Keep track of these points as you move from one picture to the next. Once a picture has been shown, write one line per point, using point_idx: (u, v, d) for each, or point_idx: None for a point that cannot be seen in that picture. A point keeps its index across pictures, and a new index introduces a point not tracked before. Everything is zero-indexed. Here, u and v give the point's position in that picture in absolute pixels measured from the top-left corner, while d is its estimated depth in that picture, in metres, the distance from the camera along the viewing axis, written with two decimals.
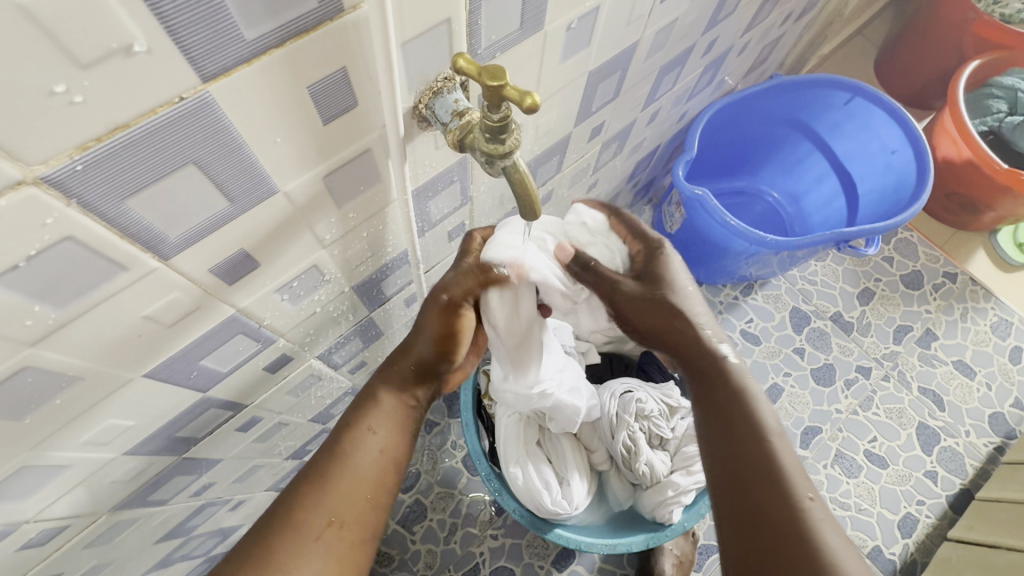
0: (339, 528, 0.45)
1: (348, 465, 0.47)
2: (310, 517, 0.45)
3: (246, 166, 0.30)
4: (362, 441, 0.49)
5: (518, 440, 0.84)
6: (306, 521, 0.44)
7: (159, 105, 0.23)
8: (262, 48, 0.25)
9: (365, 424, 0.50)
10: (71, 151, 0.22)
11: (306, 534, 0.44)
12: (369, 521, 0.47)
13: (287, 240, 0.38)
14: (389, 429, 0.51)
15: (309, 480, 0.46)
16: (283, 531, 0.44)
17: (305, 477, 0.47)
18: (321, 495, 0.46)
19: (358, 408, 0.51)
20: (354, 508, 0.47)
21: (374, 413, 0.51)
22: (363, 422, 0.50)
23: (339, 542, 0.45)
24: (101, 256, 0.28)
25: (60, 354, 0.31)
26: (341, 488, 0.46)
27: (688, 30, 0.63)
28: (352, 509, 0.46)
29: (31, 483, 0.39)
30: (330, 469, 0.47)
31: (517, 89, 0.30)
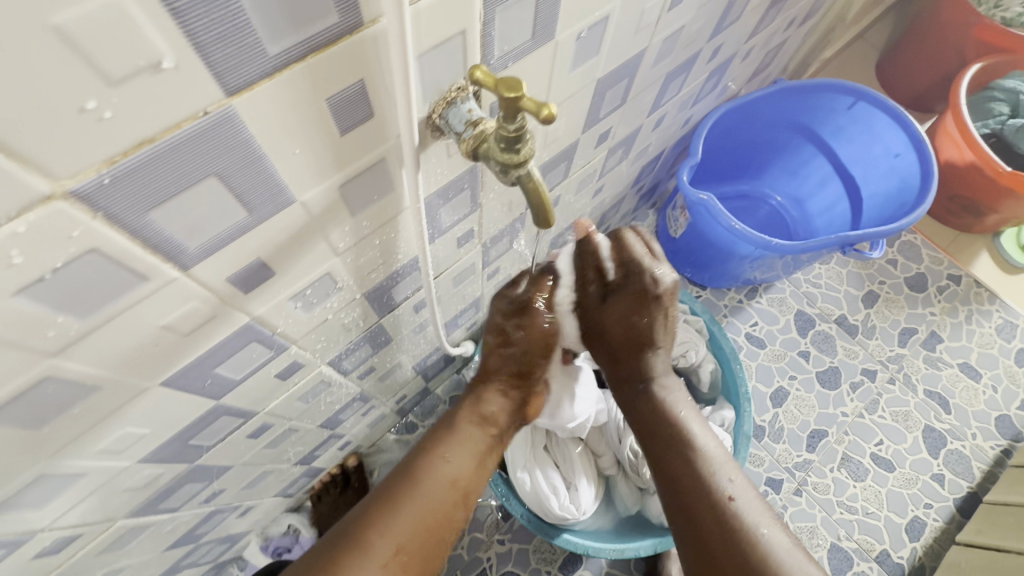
0: (403, 555, 0.48)
1: (422, 491, 0.51)
2: (380, 539, 0.48)
3: (265, 177, 0.30)
4: (437, 468, 0.53)
5: (525, 449, 0.84)
6: (376, 542, 0.47)
7: (184, 119, 0.24)
8: (284, 62, 0.25)
9: (441, 451, 0.55)
10: (99, 165, 0.23)
11: (375, 557, 0.47)
12: (430, 552, 0.50)
13: (303, 248, 0.38)
14: (460, 459, 0.55)
15: (384, 501, 0.50)
16: (354, 551, 0.46)
17: (382, 497, 0.50)
18: (392, 517, 0.49)
19: (433, 437, 0.56)
20: (418, 536, 0.49)
21: (450, 443, 0.56)
22: (440, 450, 0.55)
23: (400, 570, 0.48)
24: (124, 266, 0.28)
25: (80, 363, 0.32)
26: (412, 513, 0.50)
27: (694, 37, 0.64)
28: (418, 537, 0.49)
29: (48, 491, 0.40)
30: (404, 493, 0.51)
31: (534, 100, 0.30)
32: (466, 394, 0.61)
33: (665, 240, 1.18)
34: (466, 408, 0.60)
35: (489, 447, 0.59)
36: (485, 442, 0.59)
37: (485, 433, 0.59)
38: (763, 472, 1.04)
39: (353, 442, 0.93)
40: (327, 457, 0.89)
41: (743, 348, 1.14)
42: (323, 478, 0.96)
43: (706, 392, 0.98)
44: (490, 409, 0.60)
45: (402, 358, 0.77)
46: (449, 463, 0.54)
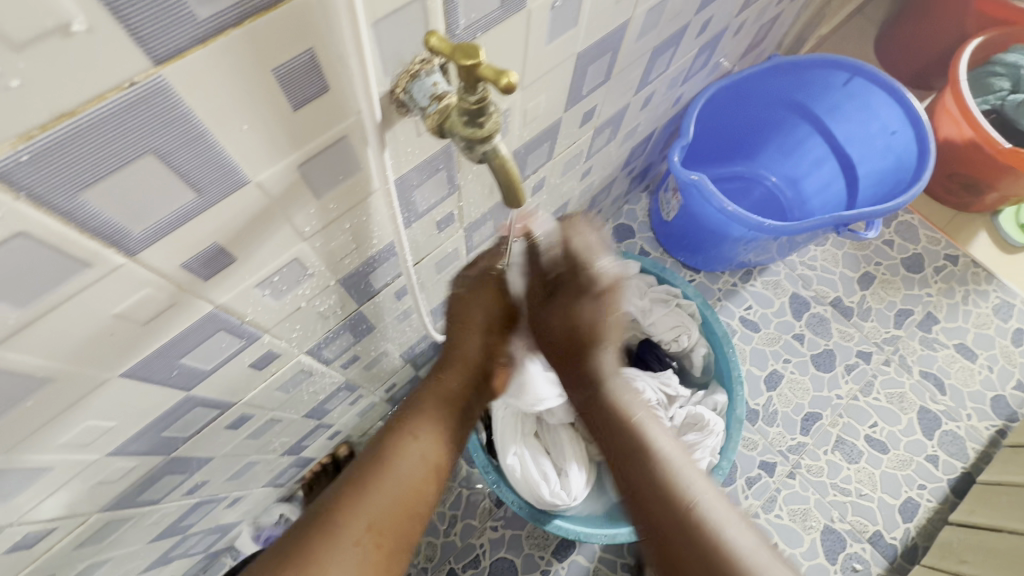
0: (376, 532, 0.49)
1: (393, 470, 0.51)
2: (352, 520, 0.48)
3: (211, 155, 0.28)
4: (409, 447, 0.53)
5: (511, 428, 0.84)
6: (346, 524, 0.47)
7: (108, 90, 0.22)
8: (218, 28, 0.23)
9: (411, 429, 0.55)
10: (15, 141, 0.21)
11: (346, 538, 0.47)
12: (406, 526, 0.51)
13: (265, 233, 0.37)
14: (431, 437, 0.55)
15: (353, 484, 0.50)
16: (325, 534, 0.46)
17: (351, 479, 0.50)
18: (363, 497, 0.49)
19: (409, 413, 0.56)
20: (391, 513, 0.50)
21: (420, 420, 0.56)
22: (408, 428, 0.54)
23: (374, 549, 0.48)
24: (60, 251, 0.26)
25: (26, 354, 0.30)
26: (384, 491, 0.50)
27: (681, 9, 0.61)
28: (392, 513, 0.50)
29: (11, 486, 0.39)
30: (375, 473, 0.51)
31: (493, 69, 0.28)
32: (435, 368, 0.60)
33: (658, 223, 1.16)
34: (429, 384, 0.59)
35: (457, 422, 0.59)
36: (452, 417, 0.59)
37: (454, 406, 0.59)
38: (757, 456, 1.04)
39: (343, 431, 0.92)
40: (317, 447, 0.88)
41: (737, 332, 1.13)
42: (313, 468, 0.95)
43: (698, 376, 0.97)
44: (454, 384, 0.60)
45: (388, 346, 0.75)
46: (419, 441, 0.54)
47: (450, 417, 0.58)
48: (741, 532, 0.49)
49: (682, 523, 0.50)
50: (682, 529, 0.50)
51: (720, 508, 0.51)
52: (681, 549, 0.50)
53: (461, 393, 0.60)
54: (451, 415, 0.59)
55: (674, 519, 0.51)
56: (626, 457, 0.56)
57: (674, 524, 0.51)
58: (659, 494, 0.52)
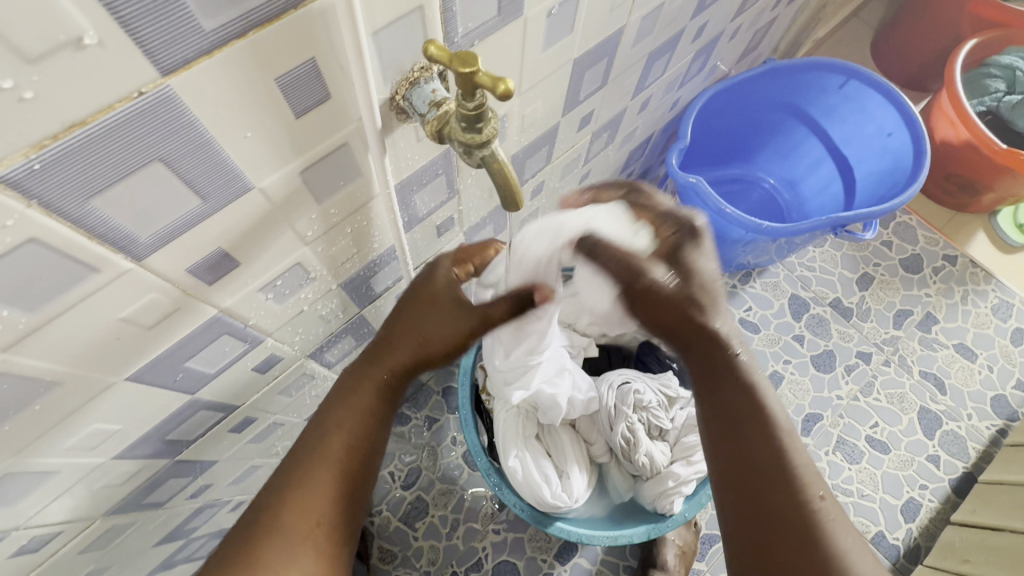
0: (322, 527, 0.48)
1: (325, 464, 0.49)
2: (293, 520, 0.47)
3: (216, 162, 0.29)
4: (332, 443, 0.50)
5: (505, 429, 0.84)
6: (288, 525, 0.47)
7: (117, 101, 0.23)
8: (224, 39, 0.24)
9: (337, 419, 0.51)
10: (28, 149, 0.22)
11: (292, 537, 0.46)
12: (350, 515, 0.50)
13: (268, 238, 0.37)
14: (361, 424, 0.52)
15: (285, 485, 0.48)
16: (266, 538, 0.46)
17: (284, 479, 0.49)
18: (299, 497, 0.48)
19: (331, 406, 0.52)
20: (333, 507, 0.49)
21: (347, 409, 0.52)
22: (335, 419, 0.51)
23: (323, 541, 0.48)
24: (70, 257, 0.27)
25: (35, 358, 0.31)
26: (320, 487, 0.49)
27: (676, 14, 0.62)
28: (332, 506, 0.49)
29: (18, 489, 0.39)
30: (306, 471, 0.49)
31: (491, 75, 0.29)
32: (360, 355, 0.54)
33: None
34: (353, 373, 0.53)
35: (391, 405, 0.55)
36: (385, 403, 0.54)
37: (383, 394, 0.54)
38: None
39: None
40: None
41: None
42: None
43: None
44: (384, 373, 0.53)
45: None
46: (345, 432, 0.51)
47: (380, 404, 0.53)
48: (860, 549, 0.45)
49: (806, 522, 0.45)
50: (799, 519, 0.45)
51: (843, 522, 0.46)
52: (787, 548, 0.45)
53: (391, 382, 0.54)
54: (383, 399, 0.54)
55: (794, 511, 0.45)
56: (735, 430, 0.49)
57: (784, 516, 0.46)
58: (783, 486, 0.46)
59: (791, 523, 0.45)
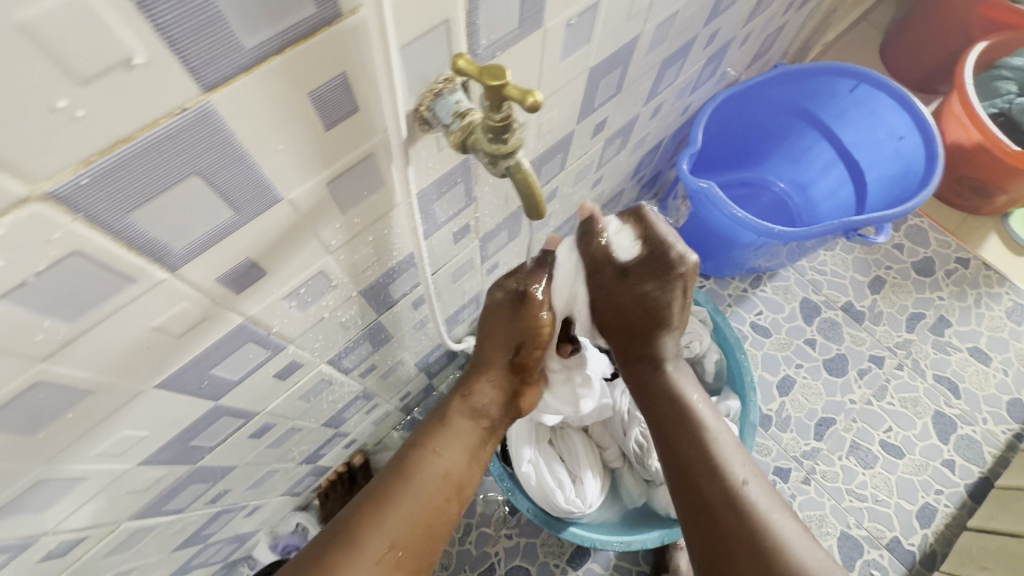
0: (396, 551, 0.51)
1: (418, 486, 0.53)
2: (377, 534, 0.50)
3: (249, 174, 0.30)
4: (429, 464, 0.55)
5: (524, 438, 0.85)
6: (374, 537, 0.50)
7: (160, 117, 0.23)
8: (261, 56, 0.25)
9: (434, 446, 0.57)
10: (76, 166, 0.22)
11: (370, 555, 0.49)
12: (424, 546, 0.53)
13: (294, 247, 0.38)
14: (454, 454, 0.57)
15: (375, 497, 0.52)
16: (351, 545, 0.49)
17: (375, 494, 0.53)
18: (386, 511, 0.51)
19: (435, 431, 0.58)
20: (411, 532, 0.52)
21: (444, 438, 0.57)
22: (431, 445, 0.57)
23: (394, 564, 0.50)
24: (109, 268, 0.28)
25: (70, 367, 0.31)
26: (407, 508, 0.52)
27: (690, 21, 0.63)
28: (412, 531, 0.52)
29: (49, 495, 0.40)
30: (397, 487, 0.53)
31: (519, 88, 0.30)
32: (464, 380, 0.61)
33: None
34: (457, 399, 0.60)
35: (481, 441, 0.60)
36: (475, 436, 0.59)
37: (475, 425, 0.60)
38: (770, 461, 1.04)
39: (358, 440, 0.93)
40: (333, 455, 0.89)
41: (749, 337, 1.13)
42: (329, 476, 0.95)
43: (710, 383, 0.97)
44: (482, 400, 0.60)
45: (404, 355, 0.76)
46: (442, 457, 0.56)
47: (474, 435, 0.59)
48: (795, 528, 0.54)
49: (745, 524, 0.54)
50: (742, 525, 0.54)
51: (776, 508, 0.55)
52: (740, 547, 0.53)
53: (489, 411, 0.60)
54: (474, 434, 0.59)
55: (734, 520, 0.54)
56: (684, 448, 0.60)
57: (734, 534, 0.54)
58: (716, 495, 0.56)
59: (733, 530, 0.54)
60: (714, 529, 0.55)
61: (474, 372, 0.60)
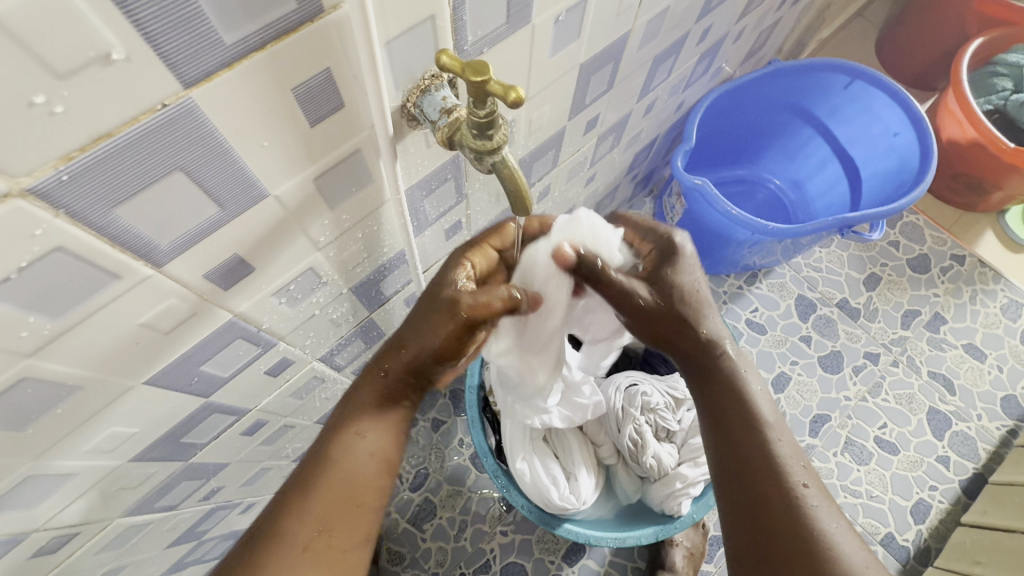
0: (326, 537, 0.47)
1: (333, 476, 0.48)
2: (296, 530, 0.46)
3: (234, 171, 0.30)
4: (349, 447, 0.50)
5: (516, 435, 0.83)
6: (293, 534, 0.46)
7: (142, 112, 0.24)
8: (243, 51, 0.25)
9: (352, 429, 0.50)
10: (56, 161, 0.22)
11: (294, 545, 0.46)
12: (359, 527, 0.49)
13: (282, 244, 0.38)
14: (377, 433, 0.51)
15: (291, 493, 0.48)
16: (270, 546, 0.45)
17: (295, 487, 0.48)
18: (307, 507, 0.47)
19: (348, 412, 0.51)
20: (341, 516, 0.48)
21: (361, 416, 0.51)
22: (347, 428, 0.50)
23: (327, 552, 0.47)
24: (93, 264, 0.28)
25: (58, 363, 0.32)
26: (326, 500, 0.48)
27: (682, 17, 0.63)
28: (339, 517, 0.48)
29: (38, 491, 0.40)
30: (314, 480, 0.48)
31: (502, 84, 0.30)
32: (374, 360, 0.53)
33: None
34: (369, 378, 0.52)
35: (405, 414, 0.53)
36: (399, 410, 0.53)
37: (396, 401, 0.53)
38: None
39: None
40: None
41: (744, 334, 1.13)
42: None
43: None
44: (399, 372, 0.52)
45: None
46: (362, 438, 0.50)
47: (394, 409, 0.52)
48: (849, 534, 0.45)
49: (794, 513, 0.46)
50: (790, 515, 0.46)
51: (829, 508, 0.47)
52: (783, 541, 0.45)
53: (406, 384, 0.53)
54: (392, 409, 0.52)
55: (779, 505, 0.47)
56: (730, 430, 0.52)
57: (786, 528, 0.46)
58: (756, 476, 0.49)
59: (781, 517, 0.46)
60: (759, 518, 0.47)
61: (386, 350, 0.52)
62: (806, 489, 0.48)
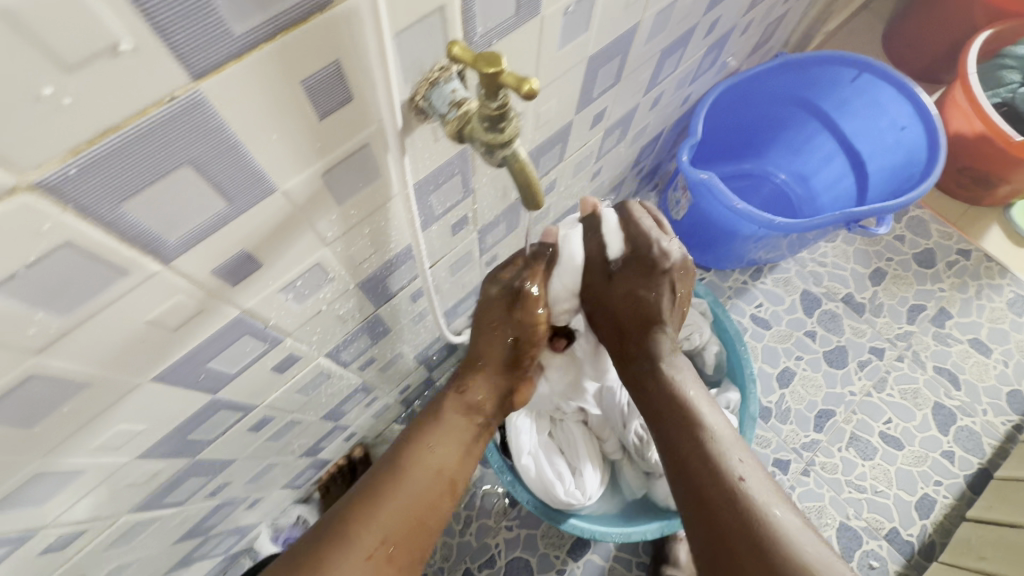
0: (388, 547, 0.49)
1: (412, 479, 0.53)
2: (369, 529, 0.49)
3: (242, 165, 0.29)
4: (425, 457, 0.55)
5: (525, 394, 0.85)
6: (365, 532, 0.49)
7: (150, 105, 0.23)
8: (252, 43, 0.24)
9: (429, 443, 0.56)
10: (64, 155, 0.22)
11: (359, 550, 0.48)
12: (418, 540, 0.52)
13: (289, 239, 0.38)
14: (447, 450, 0.57)
15: (365, 493, 0.51)
16: (342, 539, 0.48)
17: (369, 486, 0.52)
18: (377, 509, 0.50)
19: (431, 427, 0.57)
20: (405, 523, 0.51)
21: (437, 434, 0.57)
22: (427, 440, 0.56)
23: (387, 561, 0.49)
24: (100, 260, 0.27)
25: (66, 360, 0.31)
26: (399, 504, 0.51)
27: (690, 10, 0.62)
28: (403, 529, 0.51)
29: (47, 489, 0.40)
30: (386, 483, 0.52)
31: (515, 76, 0.29)
32: (459, 378, 0.61)
33: None
34: (454, 397, 0.60)
35: (474, 441, 0.60)
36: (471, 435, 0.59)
37: (472, 423, 0.60)
38: (770, 453, 1.04)
39: (359, 433, 0.93)
40: (333, 449, 0.89)
41: (749, 329, 1.13)
42: (329, 470, 0.96)
43: (711, 374, 0.97)
44: (478, 396, 0.61)
45: (403, 348, 0.76)
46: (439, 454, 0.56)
47: (469, 430, 0.59)
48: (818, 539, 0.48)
49: (742, 517, 0.49)
50: (739, 516, 0.49)
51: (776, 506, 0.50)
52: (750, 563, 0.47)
53: (481, 407, 0.61)
54: (466, 427, 0.59)
55: (726, 507, 0.50)
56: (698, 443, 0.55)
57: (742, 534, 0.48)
58: (714, 511, 0.51)
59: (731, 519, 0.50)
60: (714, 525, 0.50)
61: (469, 372, 0.61)
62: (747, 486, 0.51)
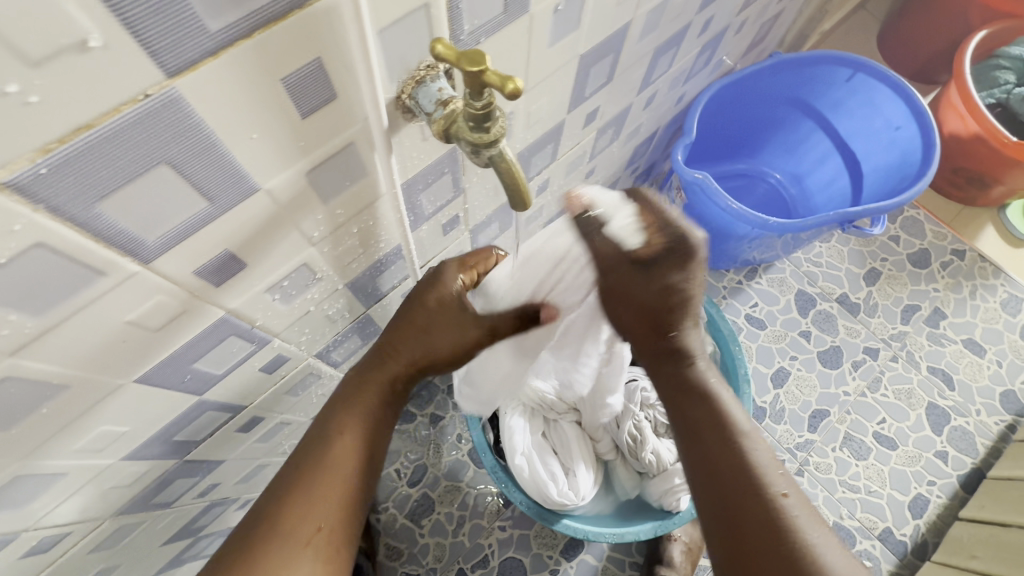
0: (328, 533, 0.48)
1: (338, 467, 0.50)
2: (301, 523, 0.47)
3: (221, 164, 0.29)
4: (349, 443, 0.51)
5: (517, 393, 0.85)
6: (297, 527, 0.46)
7: (123, 103, 0.23)
8: (227, 40, 0.24)
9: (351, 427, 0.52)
10: (33, 154, 0.21)
11: (296, 542, 0.46)
12: (356, 520, 0.50)
13: (274, 239, 0.37)
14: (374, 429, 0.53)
15: (290, 487, 0.48)
16: (274, 540, 0.46)
17: (294, 479, 0.49)
18: (310, 498, 0.48)
19: (346, 407, 0.53)
20: (340, 509, 0.49)
21: (358, 416, 0.52)
22: (347, 425, 0.52)
23: (328, 547, 0.48)
24: (76, 261, 0.27)
25: (42, 362, 0.31)
26: (330, 492, 0.49)
27: (682, 9, 0.61)
28: (339, 515, 0.49)
29: (27, 492, 0.39)
30: (314, 474, 0.49)
31: (499, 74, 0.29)
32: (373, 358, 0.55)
33: None
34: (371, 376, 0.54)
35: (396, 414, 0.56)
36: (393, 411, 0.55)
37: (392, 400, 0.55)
38: None
39: None
40: None
41: (744, 329, 1.13)
42: None
43: None
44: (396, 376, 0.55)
45: None
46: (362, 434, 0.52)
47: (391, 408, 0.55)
48: (831, 542, 0.44)
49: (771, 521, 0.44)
50: (767, 520, 0.44)
51: (808, 516, 0.45)
52: (758, 543, 0.44)
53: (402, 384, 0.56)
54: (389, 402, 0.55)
55: (755, 511, 0.44)
56: (700, 435, 0.48)
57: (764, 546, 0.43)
58: (739, 509, 0.45)
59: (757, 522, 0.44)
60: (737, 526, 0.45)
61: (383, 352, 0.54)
62: (784, 498, 0.45)
